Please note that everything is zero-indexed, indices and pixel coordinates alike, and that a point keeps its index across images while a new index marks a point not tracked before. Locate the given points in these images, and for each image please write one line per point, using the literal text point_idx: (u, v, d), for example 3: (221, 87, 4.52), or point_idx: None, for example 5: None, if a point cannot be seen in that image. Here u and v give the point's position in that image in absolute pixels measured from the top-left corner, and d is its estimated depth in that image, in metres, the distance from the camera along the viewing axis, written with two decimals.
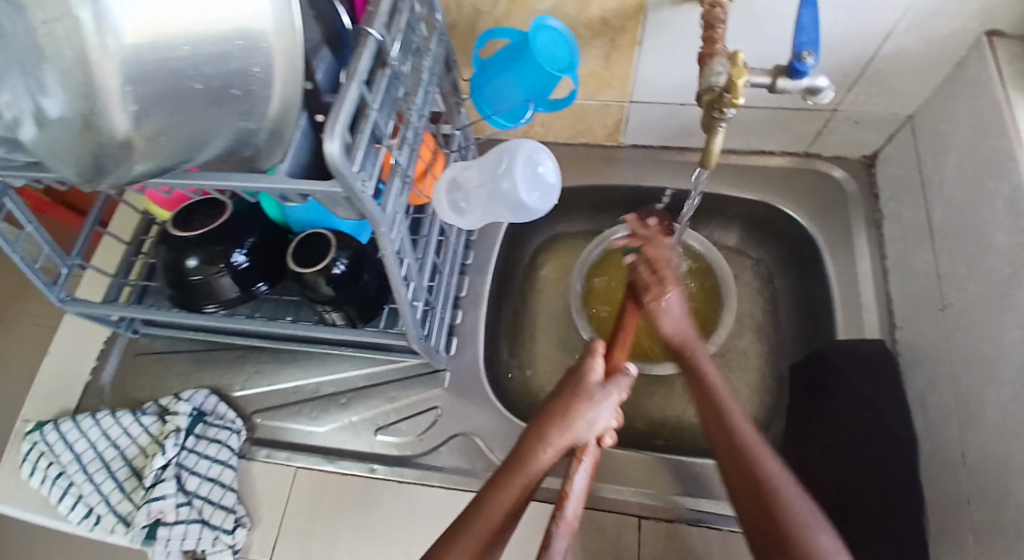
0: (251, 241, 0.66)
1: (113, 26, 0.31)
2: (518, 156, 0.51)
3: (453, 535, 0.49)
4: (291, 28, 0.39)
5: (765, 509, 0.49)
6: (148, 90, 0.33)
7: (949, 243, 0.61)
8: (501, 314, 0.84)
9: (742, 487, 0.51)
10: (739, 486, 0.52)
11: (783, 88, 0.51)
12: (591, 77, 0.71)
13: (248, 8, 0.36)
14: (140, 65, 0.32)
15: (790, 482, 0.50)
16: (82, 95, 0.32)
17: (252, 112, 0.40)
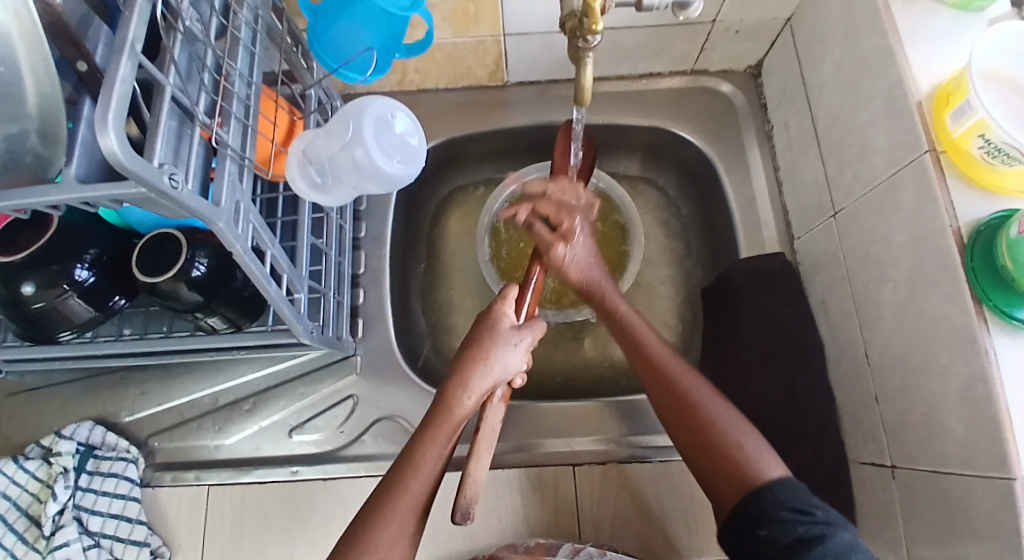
0: (92, 253, 0.57)
1: None
2: (366, 118, 0.45)
3: (376, 506, 0.45)
4: (28, 9, 0.31)
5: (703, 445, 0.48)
6: None
7: (835, 148, 0.61)
8: (407, 284, 0.79)
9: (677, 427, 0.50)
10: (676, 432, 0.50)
11: (650, 5, 0.47)
12: (454, 12, 0.64)
13: None
14: None
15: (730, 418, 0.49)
16: None
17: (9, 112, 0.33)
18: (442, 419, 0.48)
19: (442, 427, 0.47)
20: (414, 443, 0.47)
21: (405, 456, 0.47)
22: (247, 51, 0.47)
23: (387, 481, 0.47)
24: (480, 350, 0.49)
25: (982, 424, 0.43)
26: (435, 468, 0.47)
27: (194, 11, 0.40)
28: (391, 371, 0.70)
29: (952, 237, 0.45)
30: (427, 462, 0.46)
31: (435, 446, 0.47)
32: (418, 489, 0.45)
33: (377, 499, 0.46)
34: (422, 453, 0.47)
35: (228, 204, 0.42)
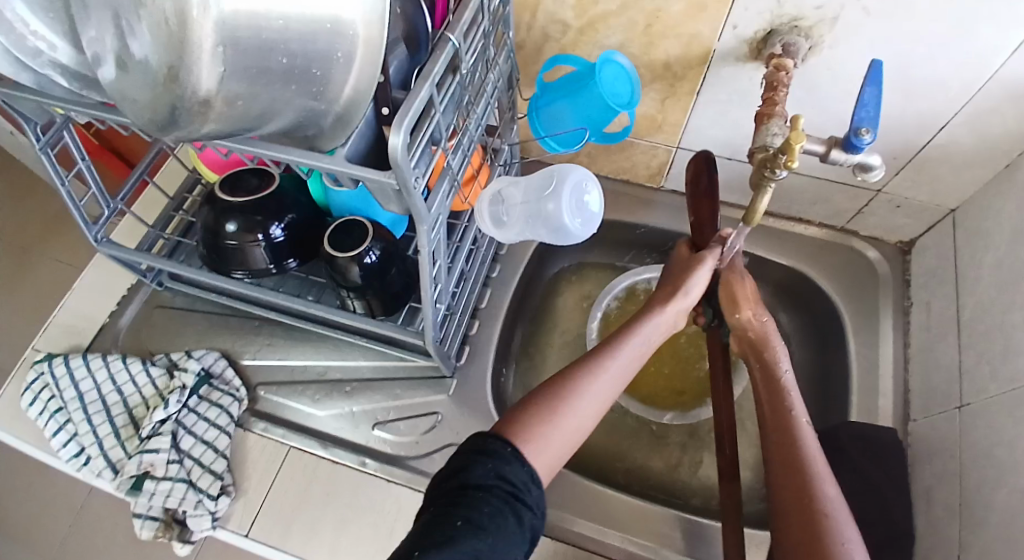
0: (290, 217, 0.67)
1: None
2: (565, 183, 0.52)
3: (523, 406, 0.51)
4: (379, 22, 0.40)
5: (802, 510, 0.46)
6: (236, 56, 0.35)
7: (975, 341, 0.61)
8: (515, 333, 0.84)
9: (788, 502, 0.47)
10: (781, 479, 0.49)
11: (835, 158, 0.52)
12: (644, 118, 0.73)
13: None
14: (234, 28, 0.34)
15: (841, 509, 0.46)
16: (173, 46, 0.34)
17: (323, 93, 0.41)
18: (581, 379, 0.53)
19: (585, 379, 0.53)
20: (569, 380, 0.53)
21: (564, 384, 0.52)
22: (484, 102, 0.57)
23: (536, 397, 0.52)
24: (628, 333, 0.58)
25: None
26: (594, 410, 0.53)
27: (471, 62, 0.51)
28: (479, 402, 0.74)
29: None
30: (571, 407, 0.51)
31: (586, 384, 0.53)
32: (582, 394, 0.52)
33: (531, 408, 0.50)
34: (572, 391, 0.52)
35: (435, 211, 0.50)
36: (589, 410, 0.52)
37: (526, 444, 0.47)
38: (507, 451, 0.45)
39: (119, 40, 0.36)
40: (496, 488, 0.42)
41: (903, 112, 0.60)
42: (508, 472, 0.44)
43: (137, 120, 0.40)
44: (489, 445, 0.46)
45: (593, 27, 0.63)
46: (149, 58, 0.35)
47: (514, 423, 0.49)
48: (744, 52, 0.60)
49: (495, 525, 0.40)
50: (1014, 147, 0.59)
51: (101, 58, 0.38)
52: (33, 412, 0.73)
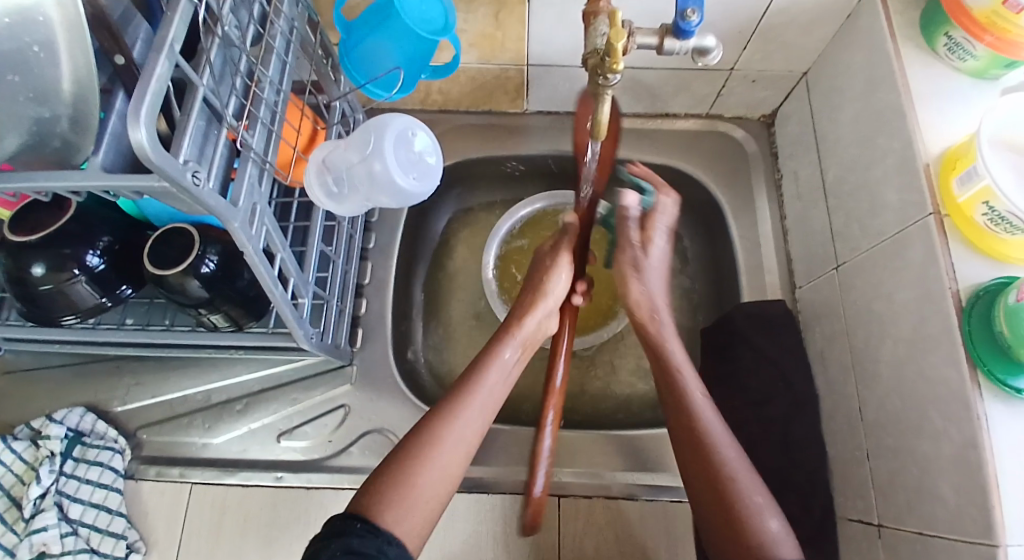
0: (105, 241, 0.58)
1: None
2: (387, 135, 0.46)
3: (394, 474, 0.47)
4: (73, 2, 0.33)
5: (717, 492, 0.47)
6: None
7: (842, 201, 0.62)
8: (409, 300, 0.79)
9: (704, 495, 0.48)
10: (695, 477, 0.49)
11: (670, 49, 0.47)
12: (482, 38, 0.66)
13: None
14: None
15: (752, 480, 0.47)
16: None
17: (43, 96, 0.35)
18: (431, 431, 0.49)
19: (429, 433, 0.49)
20: (421, 434, 0.49)
21: (422, 434, 0.49)
22: (279, 61, 0.48)
23: (394, 460, 0.48)
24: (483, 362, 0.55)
25: (972, 489, 0.42)
26: (457, 457, 0.50)
27: (234, 19, 0.42)
28: (385, 383, 0.69)
29: (951, 299, 0.46)
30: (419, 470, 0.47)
31: (438, 434, 0.49)
32: (442, 455, 0.49)
33: (393, 470, 0.47)
34: (426, 449, 0.48)
35: (245, 204, 0.43)
36: (451, 466, 0.49)
37: (385, 511, 0.44)
38: (359, 530, 0.43)
39: None
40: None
41: None
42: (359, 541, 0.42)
43: None
44: (336, 529, 0.42)
45: None
46: None
47: (370, 500, 0.45)
48: None
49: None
50: None
51: None
52: None
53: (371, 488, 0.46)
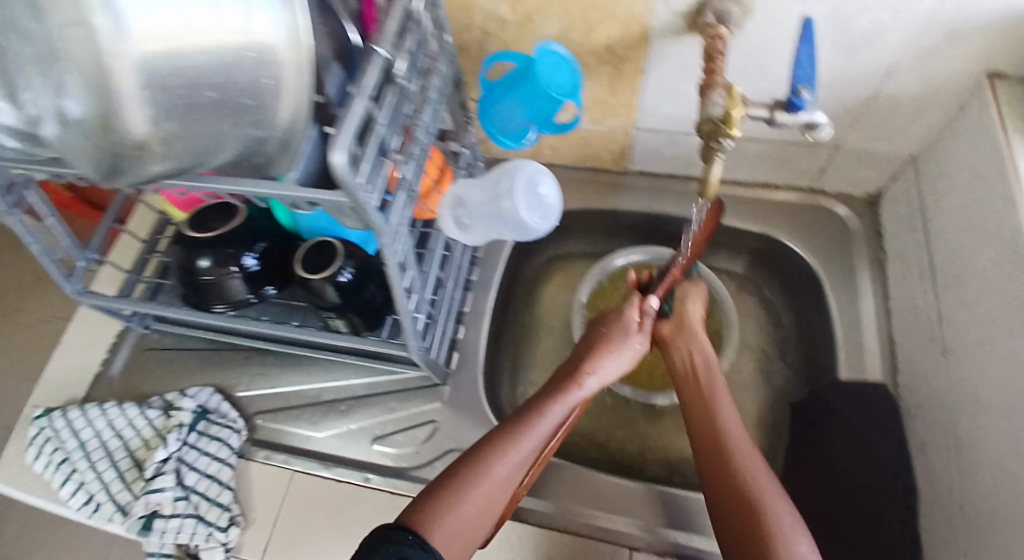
0: (262, 245, 0.68)
1: (124, 33, 0.31)
2: (518, 178, 0.53)
3: (442, 495, 0.53)
4: (300, 40, 0.39)
5: (741, 502, 0.52)
6: (162, 97, 0.34)
7: (950, 283, 0.61)
8: (500, 335, 0.84)
9: (725, 505, 0.53)
10: (720, 485, 0.54)
11: (782, 121, 0.52)
12: (596, 103, 0.74)
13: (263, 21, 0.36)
14: (158, 72, 0.33)
15: (775, 499, 0.52)
16: (98, 96, 0.32)
17: (261, 121, 0.40)
18: (486, 466, 0.55)
19: (485, 467, 0.55)
20: (478, 466, 0.55)
21: (480, 465, 0.55)
22: (431, 109, 0.57)
23: (451, 476, 0.54)
24: (546, 409, 0.59)
25: None
26: (502, 491, 0.55)
27: (411, 72, 0.51)
28: (473, 407, 0.74)
29: None
30: (472, 495, 0.53)
31: (493, 464, 0.55)
32: (488, 490, 0.54)
33: (448, 490, 0.53)
34: (480, 475, 0.54)
35: (395, 224, 0.51)
36: (497, 489, 0.54)
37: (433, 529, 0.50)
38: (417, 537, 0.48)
39: (50, 100, 0.34)
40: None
41: (846, 63, 0.61)
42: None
43: (85, 172, 0.39)
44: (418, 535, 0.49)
45: (530, 20, 0.64)
46: (80, 112, 0.33)
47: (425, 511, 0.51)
48: (680, 25, 0.61)
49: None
50: (960, 85, 0.60)
51: (37, 114, 0.36)
52: (39, 466, 0.75)
53: (422, 506, 0.52)
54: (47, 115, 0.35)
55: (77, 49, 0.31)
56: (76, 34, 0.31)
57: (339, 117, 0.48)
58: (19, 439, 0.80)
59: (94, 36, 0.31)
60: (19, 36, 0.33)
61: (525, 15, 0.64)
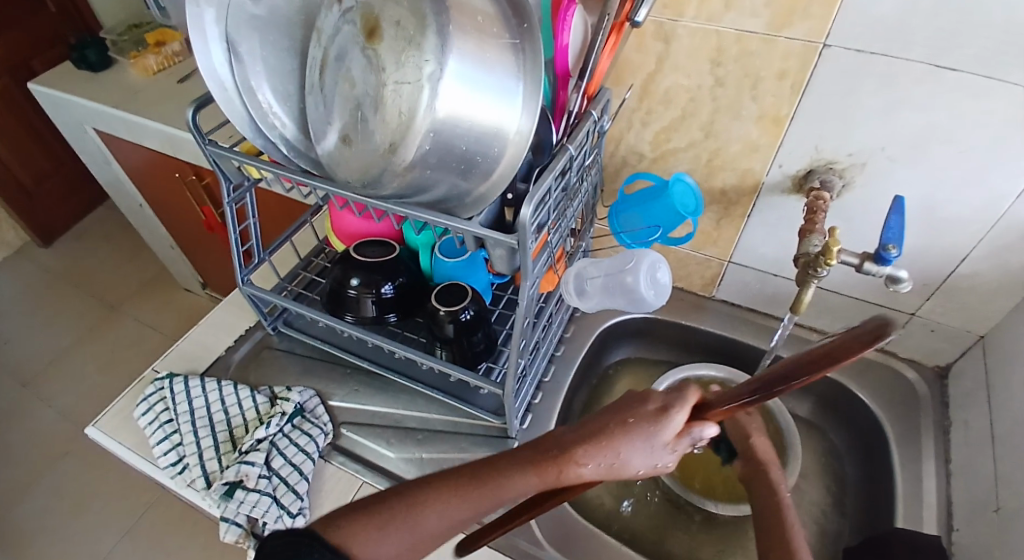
0: (401, 279, 0.80)
1: (436, 104, 0.47)
2: (643, 263, 0.66)
3: (364, 518, 0.54)
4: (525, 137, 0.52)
5: None
6: (433, 144, 0.49)
7: (1010, 452, 0.65)
8: (569, 412, 0.91)
9: None
10: None
11: (869, 269, 0.62)
12: (700, 233, 0.87)
13: (512, 115, 0.50)
14: (442, 127, 0.48)
15: None
16: (398, 131, 0.49)
17: (472, 176, 0.53)
18: (410, 516, 0.54)
19: (406, 512, 0.54)
20: (402, 509, 0.54)
21: (406, 511, 0.54)
22: (577, 202, 0.70)
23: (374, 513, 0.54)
24: (498, 481, 0.55)
25: None
26: (427, 537, 0.54)
27: (578, 163, 0.64)
28: None
29: None
30: (385, 540, 0.53)
31: (411, 517, 0.54)
32: (410, 530, 0.54)
33: (368, 524, 0.54)
34: (397, 520, 0.54)
35: (536, 273, 0.61)
36: (407, 545, 0.54)
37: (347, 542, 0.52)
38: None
39: (361, 128, 0.52)
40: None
41: (928, 241, 0.71)
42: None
43: (349, 179, 0.56)
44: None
45: (665, 158, 0.79)
46: (381, 141, 0.51)
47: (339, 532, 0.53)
48: (788, 185, 0.75)
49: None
50: None
51: (342, 135, 0.55)
52: (144, 421, 0.82)
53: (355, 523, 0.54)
54: (351, 135, 0.54)
55: (403, 99, 0.49)
56: (407, 90, 0.48)
57: (523, 189, 0.60)
58: (132, 395, 0.88)
59: (419, 97, 0.48)
60: (351, 85, 0.53)
61: (662, 152, 0.80)
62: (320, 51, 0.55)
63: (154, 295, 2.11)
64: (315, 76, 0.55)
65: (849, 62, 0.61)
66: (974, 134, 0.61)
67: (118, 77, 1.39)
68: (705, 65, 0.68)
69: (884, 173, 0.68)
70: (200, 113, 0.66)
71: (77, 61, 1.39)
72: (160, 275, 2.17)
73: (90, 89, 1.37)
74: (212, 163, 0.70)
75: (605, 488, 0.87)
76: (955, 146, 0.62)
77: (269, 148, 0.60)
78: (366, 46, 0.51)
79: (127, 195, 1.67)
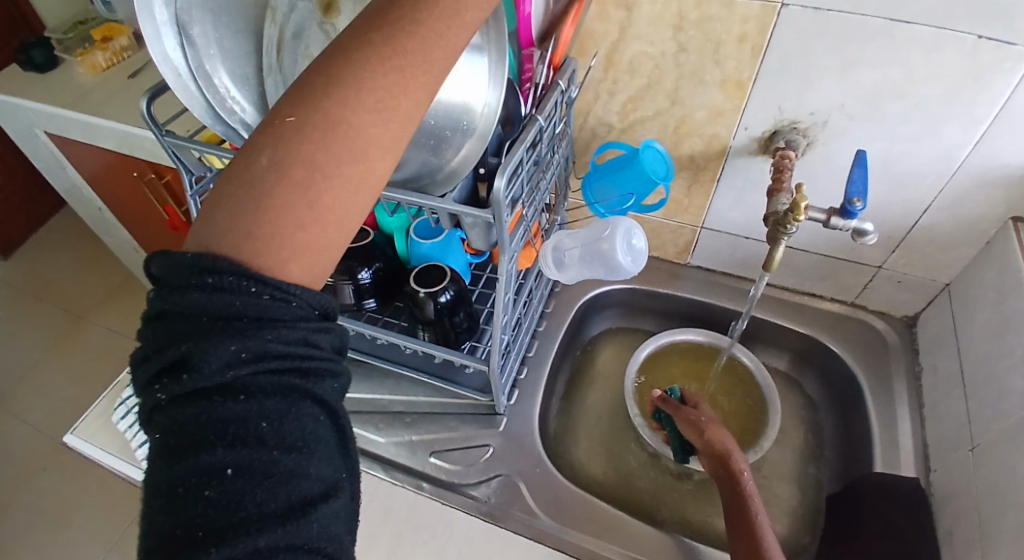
0: (377, 264, 0.79)
1: None
2: (618, 230, 0.66)
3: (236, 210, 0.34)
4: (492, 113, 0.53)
5: None
6: None
7: (978, 391, 0.69)
8: (554, 385, 0.92)
9: None
10: None
11: (836, 224, 0.64)
12: (671, 201, 0.88)
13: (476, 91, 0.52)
14: None
15: None
16: None
17: (440, 151, 0.55)
18: (321, 138, 0.34)
19: (308, 167, 0.34)
20: (299, 158, 0.34)
21: (305, 168, 0.34)
22: (549, 174, 0.70)
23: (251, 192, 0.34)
24: (381, 52, 0.36)
25: None
26: (329, 200, 0.35)
27: (548, 135, 0.64)
28: (526, 440, 0.80)
29: None
30: (279, 204, 0.34)
31: (324, 152, 0.34)
32: (299, 192, 0.34)
33: (260, 208, 0.34)
34: (298, 169, 0.34)
35: (513, 248, 0.62)
36: (339, 192, 0.35)
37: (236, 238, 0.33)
38: (260, 293, 0.32)
39: None
40: (281, 365, 0.33)
41: (891, 194, 0.74)
42: (245, 304, 0.32)
43: None
44: (203, 256, 0.33)
45: (633, 128, 0.80)
46: None
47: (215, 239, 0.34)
48: (754, 148, 0.76)
49: (300, 431, 0.33)
50: (988, 225, 0.72)
51: None
52: (122, 426, 0.80)
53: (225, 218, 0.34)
54: None
55: None
56: None
57: (494, 163, 0.60)
58: (108, 400, 0.86)
59: None
60: (311, 63, 0.53)
61: (630, 122, 0.80)
62: (275, 29, 0.53)
63: (120, 301, 2.05)
64: (271, 55, 0.54)
65: (809, 23, 0.62)
66: (930, 88, 0.63)
67: (63, 77, 1.33)
68: (668, 33, 0.68)
69: (847, 130, 0.70)
70: (155, 103, 0.64)
71: (23, 63, 1.33)
72: (126, 281, 2.10)
73: (34, 91, 1.30)
74: (172, 155, 0.68)
75: (595, 456, 0.90)
76: (912, 100, 0.64)
77: (231, 135, 0.59)
78: (323, 21, 0.53)
79: (84, 200, 1.61)
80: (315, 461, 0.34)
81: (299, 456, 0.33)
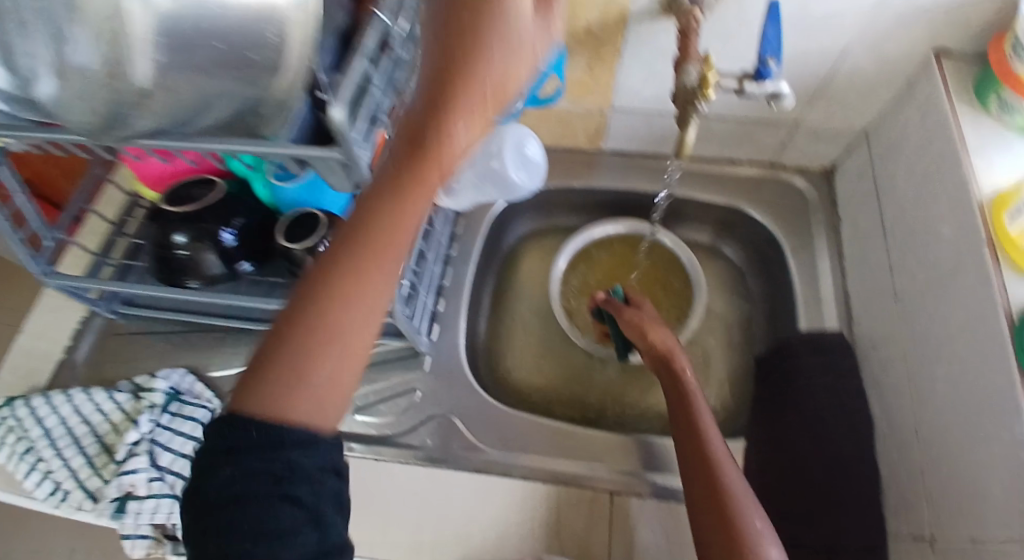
0: (239, 222, 0.69)
1: None
2: (505, 142, 0.57)
3: (261, 374, 0.35)
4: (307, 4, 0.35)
5: (715, 504, 0.52)
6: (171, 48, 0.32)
7: (900, 242, 0.67)
8: (479, 308, 0.85)
9: (699, 508, 0.53)
10: (694, 487, 0.54)
11: (750, 90, 0.55)
12: (574, 83, 0.76)
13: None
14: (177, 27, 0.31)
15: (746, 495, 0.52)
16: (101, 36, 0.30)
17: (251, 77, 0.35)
18: (326, 330, 0.36)
19: (329, 336, 0.36)
20: (323, 330, 0.35)
21: (315, 342, 0.35)
22: None
23: (274, 367, 0.35)
24: (426, 164, 0.35)
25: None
26: (344, 368, 0.36)
27: (404, 33, 0.52)
28: (455, 373, 0.76)
29: (1003, 315, 0.50)
30: (307, 366, 0.35)
31: (350, 329, 0.36)
32: (332, 358, 0.36)
33: (295, 362, 0.35)
34: (325, 345, 0.35)
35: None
36: (345, 362, 0.36)
37: (264, 395, 0.34)
38: (290, 379, 0.35)
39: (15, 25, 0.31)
40: (302, 439, 0.34)
41: (808, 42, 0.65)
42: (281, 366, 0.35)
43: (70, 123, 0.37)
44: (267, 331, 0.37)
45: None
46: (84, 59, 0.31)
47: (245, 397, 0.35)
48: (657, 9, 0.64)
49: (309, 491, 0.33)
50: (910, 62, 0.65)
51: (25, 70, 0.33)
52: None
53: (252, 379, 0.35)
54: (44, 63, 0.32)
55: None
56: None
57: (333, 84, 0.44)
58: None
59: None
60: None
61: None
62: None
63: None
64: None
65: None
66: None
67: None
68: None
69: None
70: None
71: None
72: None
73: None
74: None
75: (533, 366, 0.87)
76: None
77: None
78: None
79: None
80: (310, 523, 0.33)
81: (294, 510, 0.33)
